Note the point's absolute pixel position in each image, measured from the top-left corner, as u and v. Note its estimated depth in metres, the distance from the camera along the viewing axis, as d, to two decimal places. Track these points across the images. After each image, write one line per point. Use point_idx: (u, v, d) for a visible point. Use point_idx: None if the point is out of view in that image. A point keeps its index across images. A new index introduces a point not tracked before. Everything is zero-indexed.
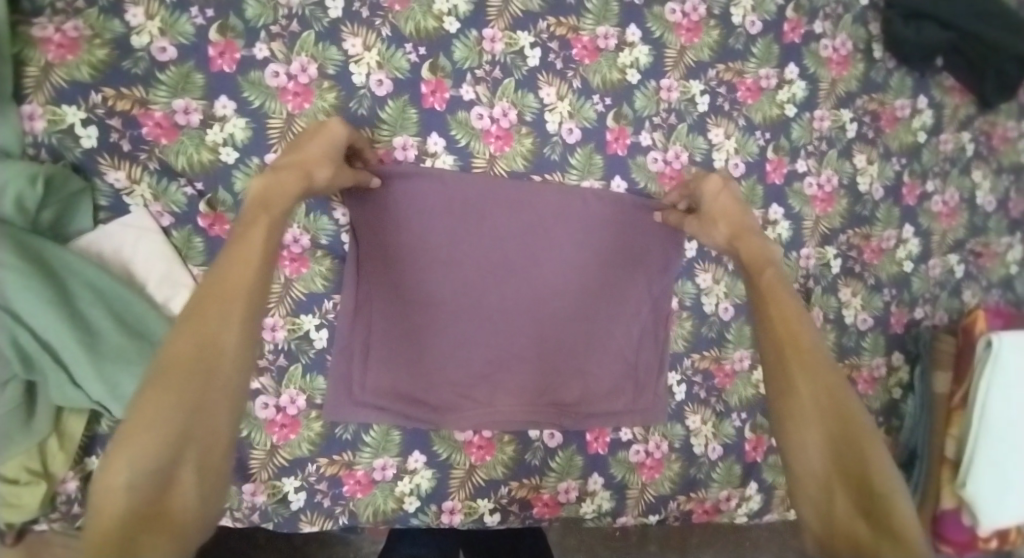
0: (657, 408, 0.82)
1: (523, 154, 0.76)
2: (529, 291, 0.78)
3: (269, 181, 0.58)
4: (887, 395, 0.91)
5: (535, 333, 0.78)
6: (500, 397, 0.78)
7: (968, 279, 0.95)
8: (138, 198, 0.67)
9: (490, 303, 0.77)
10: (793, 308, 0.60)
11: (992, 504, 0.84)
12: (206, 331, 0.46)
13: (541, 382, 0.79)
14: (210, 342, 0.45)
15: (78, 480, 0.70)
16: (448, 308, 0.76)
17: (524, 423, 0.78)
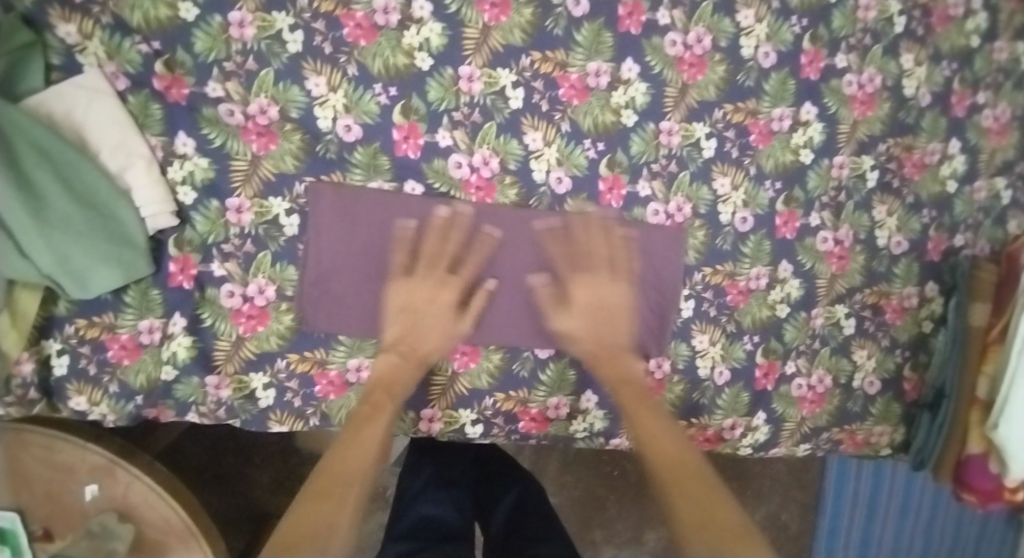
0: (662, 333, 0.74)
1: (522, 27, 0.67)
2: (505, 231, 0.70)
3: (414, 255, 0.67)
4: (916, 328, 0.84)
5: (522, 271, 0.71)
6: (478, 323, 0.70)
7: (1016, 206, 0.86)
8: (90, 56, 0.62)
9: (466, 237, 0.69)
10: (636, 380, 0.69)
11: (1022, 450, 0.74)
12: (356, 437, 0.60)
13: (525, 314, 0.71)
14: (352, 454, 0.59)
15: (33, 364, 0.64)
16: (416, 242, 0.68)
17: (502, 341, 0.71)
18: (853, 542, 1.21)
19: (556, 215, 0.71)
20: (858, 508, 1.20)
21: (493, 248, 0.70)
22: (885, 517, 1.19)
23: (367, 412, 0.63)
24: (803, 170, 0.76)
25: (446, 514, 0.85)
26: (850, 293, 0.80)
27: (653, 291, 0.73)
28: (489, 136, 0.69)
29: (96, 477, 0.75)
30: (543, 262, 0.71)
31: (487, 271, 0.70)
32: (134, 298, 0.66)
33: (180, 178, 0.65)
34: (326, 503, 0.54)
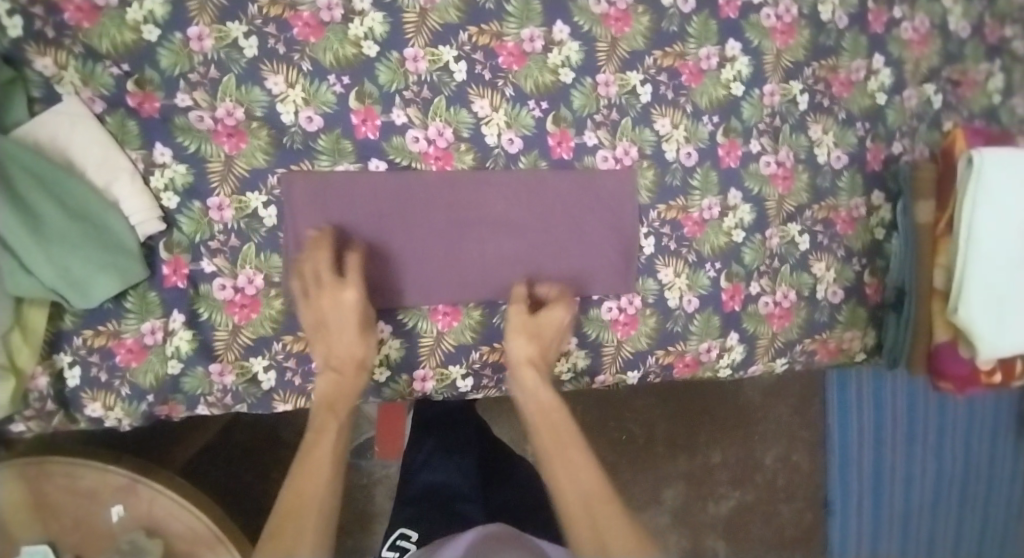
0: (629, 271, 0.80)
1: (455, 6, 0.73)
2: (470, 196, 0.75)
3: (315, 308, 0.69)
4: (869, 236, 0.89)
5: (492, 230, 0.76)
6: (459, 285, 0.76)
7: (948, 109, 0.92)
8: (67, 85, 0.67)
9: (435, 206, 0.74)
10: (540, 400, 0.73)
11: (986, 327, 0.80)
12: (310, 466, 0.65)
13: (502, 271, 0.77)
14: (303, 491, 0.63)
15: (48, 376, 0.70)
16: (389, 217, 0.73)
17: (484, 299, 0.77)
18: (866, 470, 1.35)
19: (493, 172, 0.76)
20: (864, 434, 1.34)
21: (440, 213, 0.75)
22: (893, 440, 1.33)
23: (316, 436, 0.68)
24: (737, 102, 0.81)
25: (453, 481, 0.91)
26: (800, 211, 0.85)
27: (602, 231, 0.79)
28: (440, 110, 0.74)
29: (120, 497, 0.79)
30: (489, 219, 0.76)
31: (440, 234, 0.75)
32: (135, 302, 0.71)
33: (162, 185, 0.71)
34: (292, 527, 0.60)
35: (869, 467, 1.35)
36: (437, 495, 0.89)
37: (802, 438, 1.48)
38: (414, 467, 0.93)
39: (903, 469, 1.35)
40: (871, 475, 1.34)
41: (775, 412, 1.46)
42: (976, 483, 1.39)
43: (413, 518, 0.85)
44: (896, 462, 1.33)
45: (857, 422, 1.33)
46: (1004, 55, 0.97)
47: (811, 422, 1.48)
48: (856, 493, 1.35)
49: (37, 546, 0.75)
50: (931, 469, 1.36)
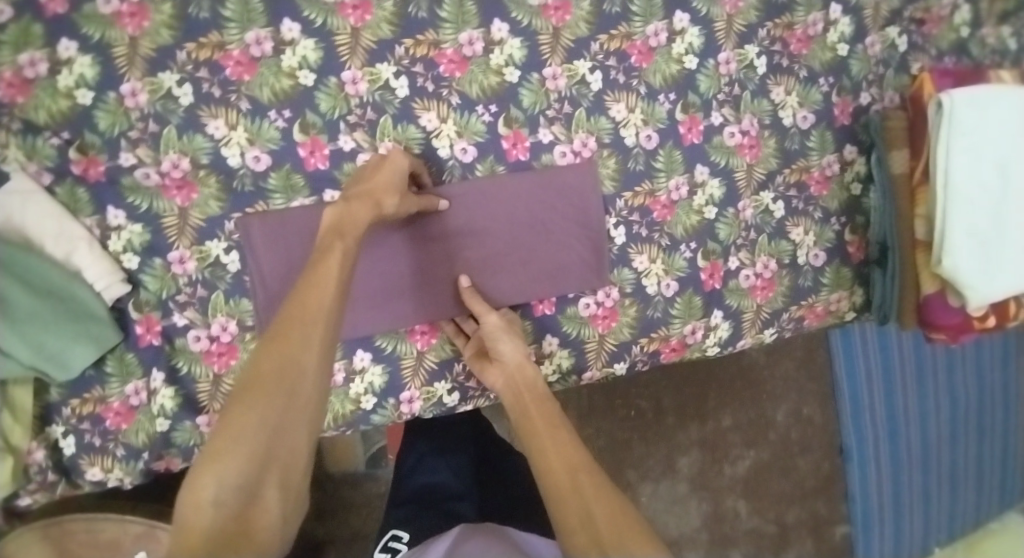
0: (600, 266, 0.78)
1: (387, 20, 0.71)
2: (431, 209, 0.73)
3: (340, 210, 0.63)
4: (846, 193, 0.88)
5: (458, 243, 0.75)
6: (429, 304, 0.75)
7: (914, 50, 0.89)
8: (12, 161, 0.66)
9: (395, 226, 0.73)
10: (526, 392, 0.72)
11: (973, 274, 0.78)
12: (280, 354, 0.52)
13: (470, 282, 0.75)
14: (281, 390, 0.51)
15: (44, 449, 0.70)
16: None
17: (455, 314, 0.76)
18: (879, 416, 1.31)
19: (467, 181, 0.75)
20: (873, 380, 1.31)
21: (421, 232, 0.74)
22: (903, 383, 1.31)
23: (286, 324, 0.54)
24: (692, 76, 0.79)
25: (446, 481, 0.91)
26: (771, 177, 0.83)
27: (568, 229, 0.78)
28: (387, 129, 0.73)
29: (141, 544, 0.79)
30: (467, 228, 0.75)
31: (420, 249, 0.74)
32: (114, 366, 0.72)
33: (121, 247, 0.70)
34: (242, 422, 0.49)
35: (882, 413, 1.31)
36: (430, 495, 0.89)
37: (812, 391, 1.46)
38: (407, 466, 0.93)
39: (915, 411, 1.32)
40: (885, 420, 1.31)
41: (781, 369, 1.44)
42: (984, 415, 1.39)
43: (408, 517, 0.86)
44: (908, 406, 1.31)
45: (864, 375, 1.30)
46: None
47: (817, 374, 1.46)
48: (870, 438, 1.32)
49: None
50: (942, 407, 1.35)
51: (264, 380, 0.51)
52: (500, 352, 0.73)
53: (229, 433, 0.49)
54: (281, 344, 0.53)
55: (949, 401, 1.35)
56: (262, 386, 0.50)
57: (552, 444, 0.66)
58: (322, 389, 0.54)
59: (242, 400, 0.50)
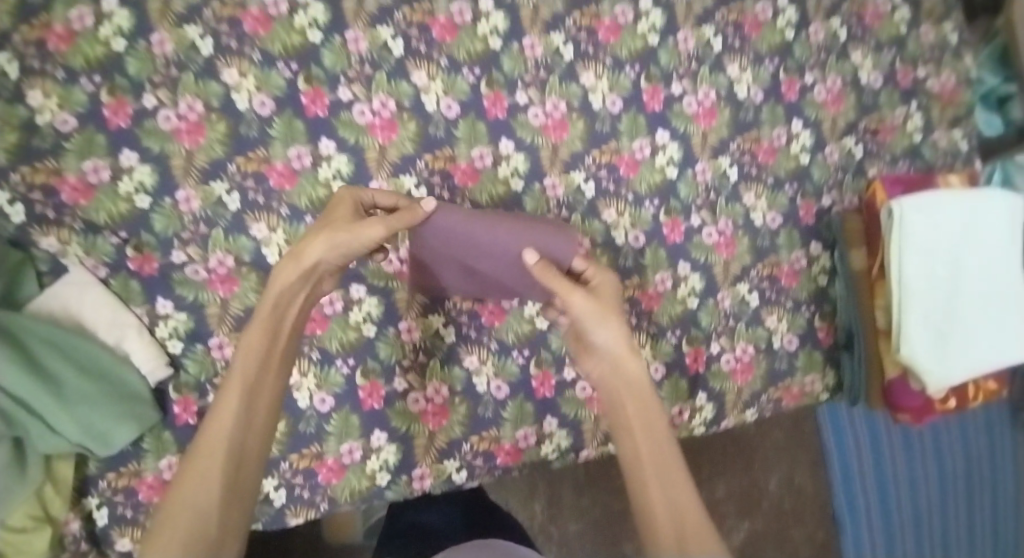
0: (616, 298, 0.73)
1: (410, 138, 0.82)
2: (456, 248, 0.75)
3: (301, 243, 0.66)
4: (813, 284, 0.98)
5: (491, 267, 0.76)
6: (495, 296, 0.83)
7: (870, 157, 1.02)
8: (72, 256, 0.76)
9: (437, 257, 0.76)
10: (636, 378, 0.68)
11: (929, 362, 0.88)
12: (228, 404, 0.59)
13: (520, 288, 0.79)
14: (231, 434, 0.57)
15: (79, 519, 0.77)
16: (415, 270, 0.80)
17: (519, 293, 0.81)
18: (870, 484, 1.35)
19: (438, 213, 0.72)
20: (862, 449, 1.35)
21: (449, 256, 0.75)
22: (889, 450, 1.36)
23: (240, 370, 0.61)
24: (673, 184, 0.90)
25: (438, 523, 0.89)
26: (745, 271, 0.94)
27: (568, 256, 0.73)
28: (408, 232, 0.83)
29: None
30: (473, 246, 0.74)
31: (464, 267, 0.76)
32: (151, 443, 0.79)
33: (167, 333, 0.79)
34: (198, 475, 0.54)
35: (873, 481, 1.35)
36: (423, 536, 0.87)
37: (801, 459, 1.51)
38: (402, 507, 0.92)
39: (905, 480, 1.36)
40: (875, 488, 1.34)
41: (772, 438, 1.50)
42: (982, 491, 1.40)
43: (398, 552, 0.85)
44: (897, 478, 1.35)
45: (853, 448, 1.35)
46: (919, 96, 1.06)
47: (806, 443, 1.52)
48: (863, 505, 1.34)
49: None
50: (932, 475, 1.38)
51: (217, 427, 0.57)
52: (597, 338, 0.69)
53: (188, 482, 0.54)
54: (212, 422, 0.57)
55: (939, 470, 1.38)
56: (195, 463, 0.55)
57: (644, 440, 0.65)
58: (264, 433, 0.61)
59: (200, 445, 0.56)
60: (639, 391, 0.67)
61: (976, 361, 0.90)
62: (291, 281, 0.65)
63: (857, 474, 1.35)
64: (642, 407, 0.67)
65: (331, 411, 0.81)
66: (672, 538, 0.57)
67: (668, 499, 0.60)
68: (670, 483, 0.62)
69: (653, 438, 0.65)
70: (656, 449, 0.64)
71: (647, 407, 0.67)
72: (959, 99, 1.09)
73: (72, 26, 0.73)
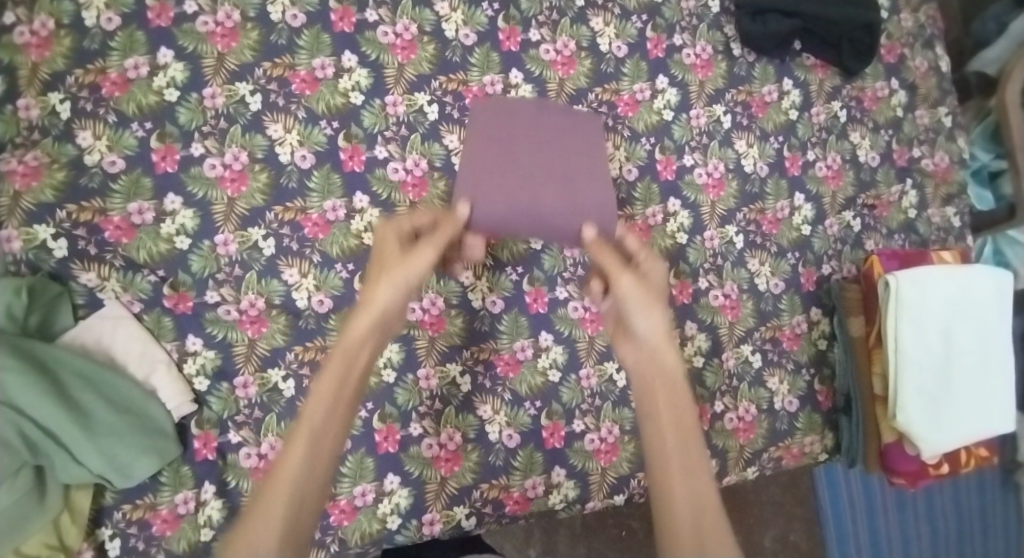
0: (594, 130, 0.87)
1: (439, 196, 0.88)
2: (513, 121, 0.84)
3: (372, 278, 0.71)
4: (813, 348, 1.02)
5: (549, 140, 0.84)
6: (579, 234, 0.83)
7: (867, 230, 1.07)
8: (109, 291, 0.79)
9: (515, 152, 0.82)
10: (671, 376, 0.70)
11: (924, 430, 0.91)
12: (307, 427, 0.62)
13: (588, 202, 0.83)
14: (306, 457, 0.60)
15: (92, 549, 0.76)
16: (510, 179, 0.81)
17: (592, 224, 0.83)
18: (864, 543, 1.38)
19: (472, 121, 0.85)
20: (856, 510, 1.39)
21: (507, 151, 0.82)
22: (883, 511, 1.39)
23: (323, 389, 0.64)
24: (683, 248, 0.95)
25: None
26: (750, 333, 0.98)
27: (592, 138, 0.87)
28: (432, 283, 0.88)
29: None
30: (527, 126, 0.83)
31: (524, 166, 0.80)
32: (169, 477, 0.80)
33: (194, 370, 0.81)
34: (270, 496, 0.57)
35: (867, 540, 1.38)
36: None
37: (796, 515, 1.40)
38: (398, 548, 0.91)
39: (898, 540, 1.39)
40: (870, 548, 1.37)
41: (768, 494, 1.40)
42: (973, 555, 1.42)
43: None
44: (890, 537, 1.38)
45: (848, 503, 1.39)
46: (914, 174, 1.12)
47: (802, 498, 1.41)
48: None
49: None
50: (924, 535, 1.40)
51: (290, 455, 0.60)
52: (639, 326, 0.72)
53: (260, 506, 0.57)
54: (280, 465, 0.59)
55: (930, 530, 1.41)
56: (262, 506, 0.57)
57: (678, 460, 0.64)
58: (325, 460, 0.61)
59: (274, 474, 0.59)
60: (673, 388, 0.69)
61: (968, 429, 0.94)
62: (351, 346, 0.67)
63: (852, 533, 1.38)
64: (665, 408, 0.68)
65: (346, 453, 0.82)
66: (690, 542, 0.58)
67: (687, 499, 0.61)
68: (693, 492, 0.62)
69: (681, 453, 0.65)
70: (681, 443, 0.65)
71: (676, 399, 0.68)
72: (952, 178, 1.16)
73: (127, 74, 0.79)
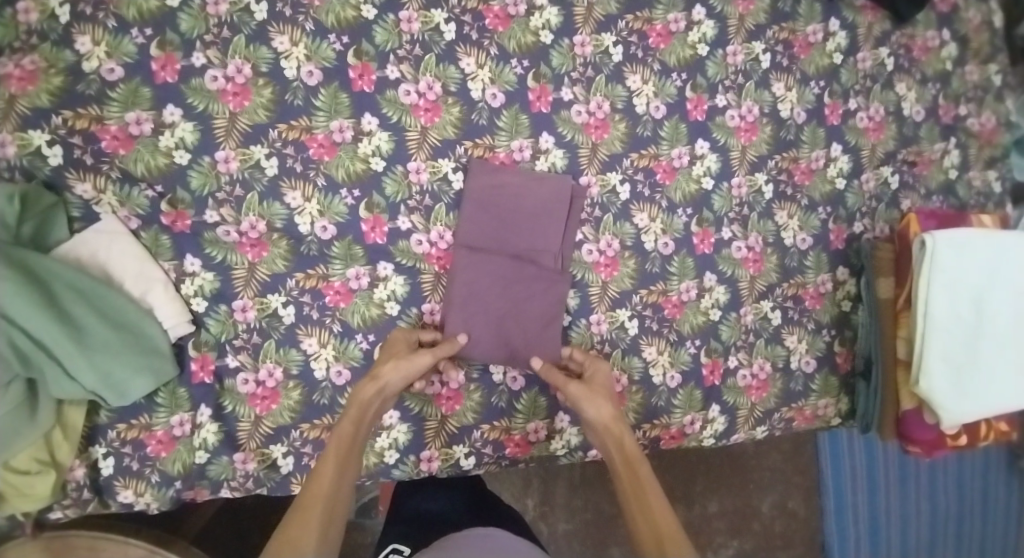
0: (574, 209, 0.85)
1: (452, 123, 0.83)
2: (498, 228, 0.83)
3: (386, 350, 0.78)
4: (837, 308, 0.97)
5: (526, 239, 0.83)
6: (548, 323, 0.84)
7: (905, 188, 1.01)
8: (105, 205, 0.76)
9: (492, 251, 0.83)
10: (631, 447, 0.74)
11: (947, 397, 0.87)
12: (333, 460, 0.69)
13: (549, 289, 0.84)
14: (331, 487, 0.67)
15: (84, 467, 0.76)
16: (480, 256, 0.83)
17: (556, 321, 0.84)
18: (862, 516, 1.32)
19: (467, 186, 0.82)
20: (857, 481, 1.33)
21: (490, 284, 0.83)
22: (885, 486, 1.33)
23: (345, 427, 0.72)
24: (708, 195, 0.90)
25: (441, 509, 0.87)
26: (771, 289, 0.93)
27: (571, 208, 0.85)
28: (440, 215, 0.84)
29: None
30: (501, 194, 0.82)
31: (498, 287, 0.83)
32: (165, 398, 0.78)
33: (192, 291, 0.79)
34: (308, 515, 0.63)
35: (866, 514, 1.32)
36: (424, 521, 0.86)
37: (798, 484, 1.39)
38: (409, 492, 0.91)
39: (902, 518, 1.33)
40: (870, 521, 1.32)
41: (769, 460, 1.38)
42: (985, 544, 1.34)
43: (405, 534, 0.84)
44: (892, 511, 1.32)
45: (851, 475, 1.33)
46: (959, 132, 1.05)
47: (804, 469, 1.40)
48: (852, 538, 1.32)
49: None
50: (925, 514, 1.33)
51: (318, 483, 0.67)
52: (587, 414, 0.77)
53: (299, 522, 0.62)
54: (315, 479, 0.67)
55: (932, 509, 1.34)
56: (307, 510, 0.63)
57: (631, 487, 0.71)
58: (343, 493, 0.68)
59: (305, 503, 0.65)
60: (628, 452, 0.74)
61: (992, 401, 0.89)
62: (365, 399, 0.73)
63: (851, 501, 1.33)
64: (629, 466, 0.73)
65: (345, 384, 0.82)
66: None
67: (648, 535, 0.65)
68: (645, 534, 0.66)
69: (637, 503, 0.69)
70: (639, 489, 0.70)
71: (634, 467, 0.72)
72: (997, 140, 1.08)
73: None
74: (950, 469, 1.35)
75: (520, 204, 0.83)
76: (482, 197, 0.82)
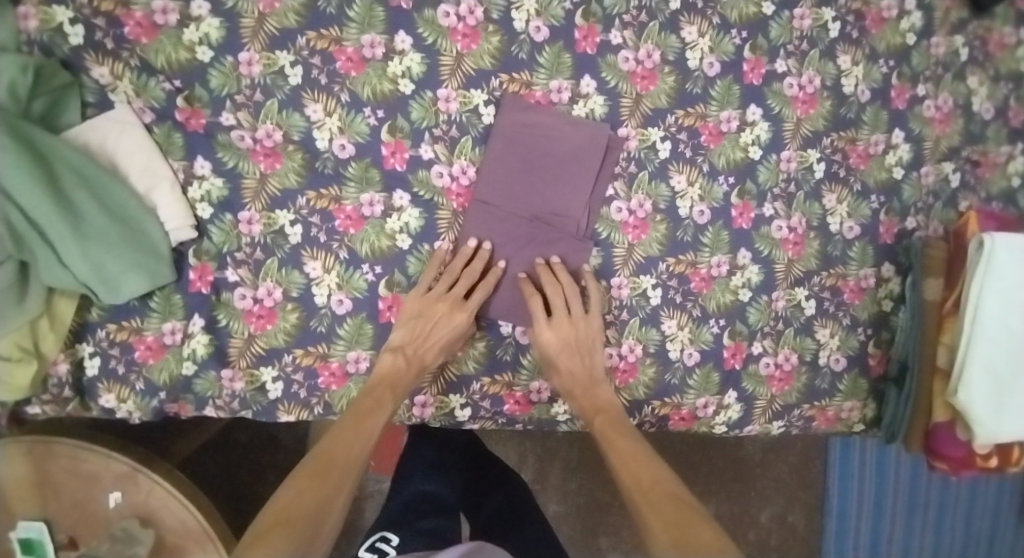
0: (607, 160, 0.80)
1: (490, 53, 0.77)
2: (525, 172, 0.78)
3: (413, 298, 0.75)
4: (876, 307, 0.90)
5: (551, 187, 0.79)
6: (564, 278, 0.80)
7: (965, 188, 0.93)
8: (121, 94, 0.72)
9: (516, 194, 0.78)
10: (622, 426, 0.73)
11: (985, 412, 0.79)
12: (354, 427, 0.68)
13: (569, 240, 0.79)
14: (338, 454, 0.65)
15: (68, 363, 0.73)
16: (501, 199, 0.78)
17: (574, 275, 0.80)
18: (863, 539, 1.25)
19: (497, 123, 0.77)
20: (861, 503, 1.25)
21: (510, 229, 0.78)
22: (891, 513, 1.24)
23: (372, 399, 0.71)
24: (753, 165, 0.84)
25: (442, 491, 0.91)
26: (808, 276, 0.87)
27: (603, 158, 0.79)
28: (466, 149, 0.79)
29: (119, 483, 0.74)
30: (532, 136, 0.78)
31: (517, 234, 0.79)
32: (159, 303, 0.75)
33: (198, 196, 0.75)
34: (321, 482, 0.62)
35: (867, 537, 1.25)
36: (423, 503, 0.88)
37: (800, 498, 1.30)
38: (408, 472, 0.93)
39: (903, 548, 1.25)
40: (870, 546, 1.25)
41: (774, 470, 1.30)
42: None
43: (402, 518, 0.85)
44: (895, 538, 1.24)
45: (858, 496, 1.25)
46: None
47: (809, 483, 1.30)
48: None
49: (33, 522, 0.72)
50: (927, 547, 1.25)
51: (334, 454, 0.65)
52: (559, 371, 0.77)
53: (308, 486, 0.61)
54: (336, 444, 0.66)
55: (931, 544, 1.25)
56: (324, 474, 0.63)
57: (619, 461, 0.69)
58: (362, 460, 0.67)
59: (313, 472, 0.63)
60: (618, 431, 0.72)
61: None
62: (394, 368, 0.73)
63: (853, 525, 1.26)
64: (621, 440, 0.71)
65: (346, 314, 0.78)
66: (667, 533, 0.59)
67: (659, 511, 0.62)
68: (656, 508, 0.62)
69: (633, 478, 0.67)
70: (636, 463, 0.68)
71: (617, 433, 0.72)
72: None
73: None
74: (960, 494, 1.24)
75: (550, 149, 0.78)
76: (512, 138, 0.77)
